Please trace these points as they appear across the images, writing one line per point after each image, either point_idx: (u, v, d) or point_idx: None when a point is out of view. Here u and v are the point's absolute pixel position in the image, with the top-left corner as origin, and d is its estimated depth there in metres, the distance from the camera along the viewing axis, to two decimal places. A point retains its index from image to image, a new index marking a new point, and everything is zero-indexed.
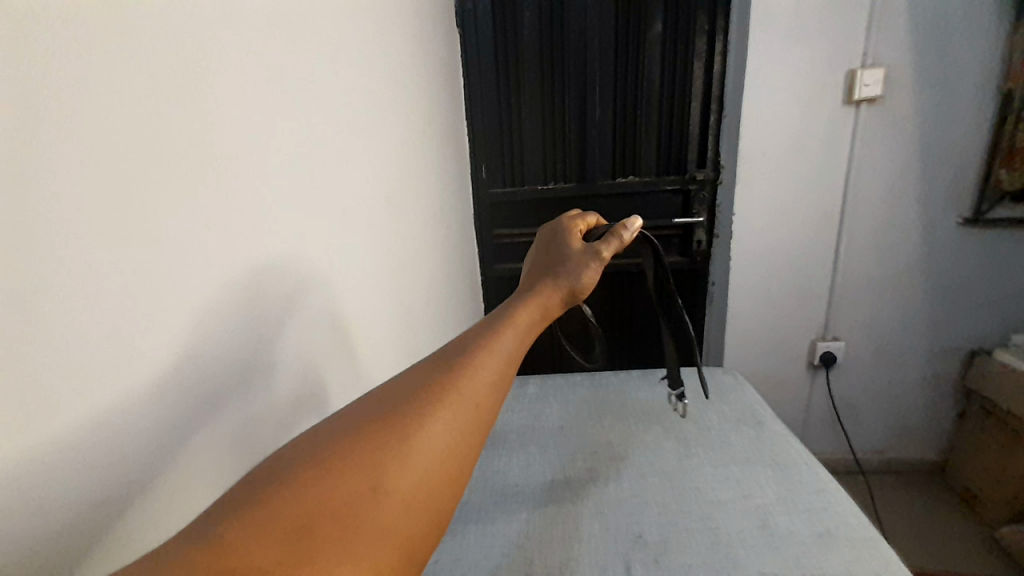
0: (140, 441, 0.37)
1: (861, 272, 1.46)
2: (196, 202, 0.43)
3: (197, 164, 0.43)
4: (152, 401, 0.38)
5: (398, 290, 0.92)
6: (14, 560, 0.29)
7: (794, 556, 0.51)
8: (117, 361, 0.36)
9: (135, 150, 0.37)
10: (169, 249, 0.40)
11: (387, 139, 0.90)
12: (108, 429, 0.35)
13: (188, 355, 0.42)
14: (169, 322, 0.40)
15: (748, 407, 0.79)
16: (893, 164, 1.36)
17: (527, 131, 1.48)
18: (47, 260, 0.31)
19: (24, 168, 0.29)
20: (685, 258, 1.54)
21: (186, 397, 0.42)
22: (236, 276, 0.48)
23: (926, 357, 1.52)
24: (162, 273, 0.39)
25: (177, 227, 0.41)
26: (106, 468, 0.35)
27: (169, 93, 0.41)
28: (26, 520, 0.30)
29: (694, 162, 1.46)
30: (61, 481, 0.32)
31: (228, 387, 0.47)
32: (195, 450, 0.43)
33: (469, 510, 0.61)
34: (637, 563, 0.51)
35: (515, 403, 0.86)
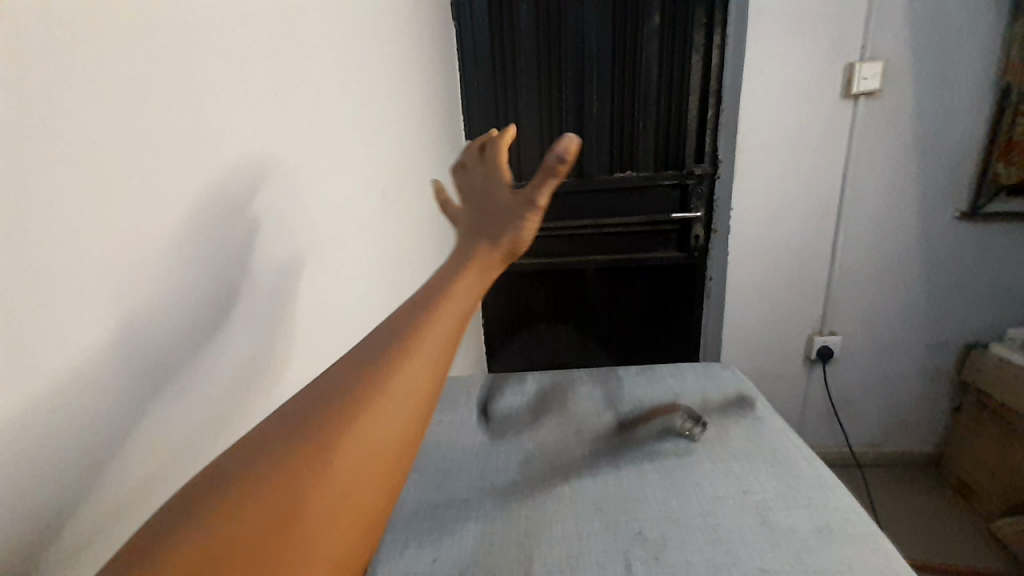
0: (79, 445, 0.36)
1: (859, 267, 1.46)
2: (146, 198, 0.41)
3: (145, 157, 0.41)
4: (109, 396, 0.38)
5: (391, 281, 0.95)
6: None
7: (795, 552, 0.51)
8: (48, 365, 0.34)
9: (69, 140, 0.35)
10: (111, 249, 0.38)
11: (377, 133, 0.90)
12: (66, 421, 0.35)
13: (137, 355, 0.40)
14: (106, 323, 0.38)
15: (748, 403, 0.78)
16: (890, 158, 1.36)
17: (524, 125, 1.47)
18: None
19: None
20: (682, 253, 1.56)
21: (134, 396, 0.40)
22: (201, 273, 0.47)
23: (923, 350, 1.52)
24: (99, 273, 0.37)
25: (122, 224, 0.39)
26: (41, 474, 0.33)
27: (117, 88, 0.39)
28: None
29: (691, 157, 1.46)
30: (14, 474, 0.31)
31: (182, 384, 0.45)
32: (153, 455, 0.42)
33: (468, 508, 0.60)
34: (637, 561, 0.51)
35: (512, 400, 0.85)
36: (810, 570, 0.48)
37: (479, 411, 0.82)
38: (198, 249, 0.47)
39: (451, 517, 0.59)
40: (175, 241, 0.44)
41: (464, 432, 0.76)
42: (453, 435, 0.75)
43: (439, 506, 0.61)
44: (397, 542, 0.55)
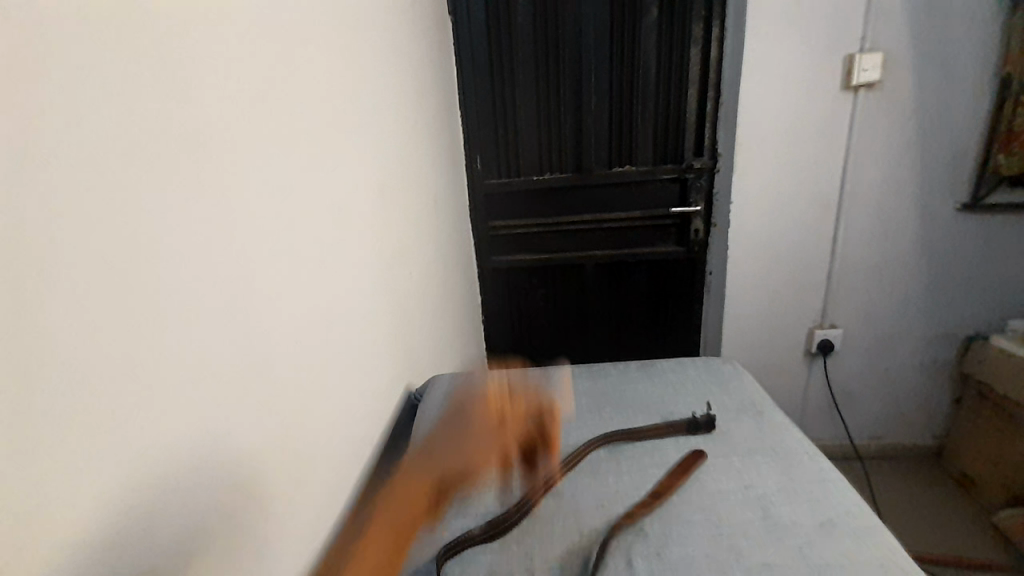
0: (151, 456, 0.33)
1: (859, 260, 1.45)
2: (198, 191, 0.39)
3: (197, 146, 0.39)
4: (200, 390, 0.38)
5: (399, 287, 0.89)
6: (93, 545, 0.29)
7: (797, 547, 0.50)
8: (122, 372, 0.31)
9: (141, 134, 0.34)
10: (170, 245, 0.36)
11: (382, 129, 0.87)
12: (169, 414, 0.35)
13: (210, 354, 0.40)
14: (197, 317, 0.38)
15: (748, 397, 0.78)
16: (890, 150, 1.35)
17: (522, 120, 1.46)
18: (96, 253, 0.30)
19: (89, 162, 0.30)
20: (682, 247, 1.56)
21: (205, 398, 0.39)
22: (244, 270, 0.45)
23: (924, 343, 1.52)
24: (162, 271, 0.35)
25: (179, 219, 0.37)
26: (130, 482, 0.32)
27: (167, 72, 0.36)
28: (100, 509, 0.30)
29: (690, 151, 1.46)
30: (129, 468, 0.32)
31: (251, 378, 0.46)
32: (234, 447, 0.43)
33: (468, 507, 0.60)
34: (638, 557, 0.51)
35: (511, 397, 0.85)
36: (812, 565, 0.48)
37: (478, 408, 0.81)
38: (241, 244, 0.44)
39: (450, 516, 0.59)
40: (224, 236, 0.42)
41: (464, 429, 0.76)
42: (452, 433, 0.75)
43: (439, 504, 0.60)
44: (396, 541, 0.55)
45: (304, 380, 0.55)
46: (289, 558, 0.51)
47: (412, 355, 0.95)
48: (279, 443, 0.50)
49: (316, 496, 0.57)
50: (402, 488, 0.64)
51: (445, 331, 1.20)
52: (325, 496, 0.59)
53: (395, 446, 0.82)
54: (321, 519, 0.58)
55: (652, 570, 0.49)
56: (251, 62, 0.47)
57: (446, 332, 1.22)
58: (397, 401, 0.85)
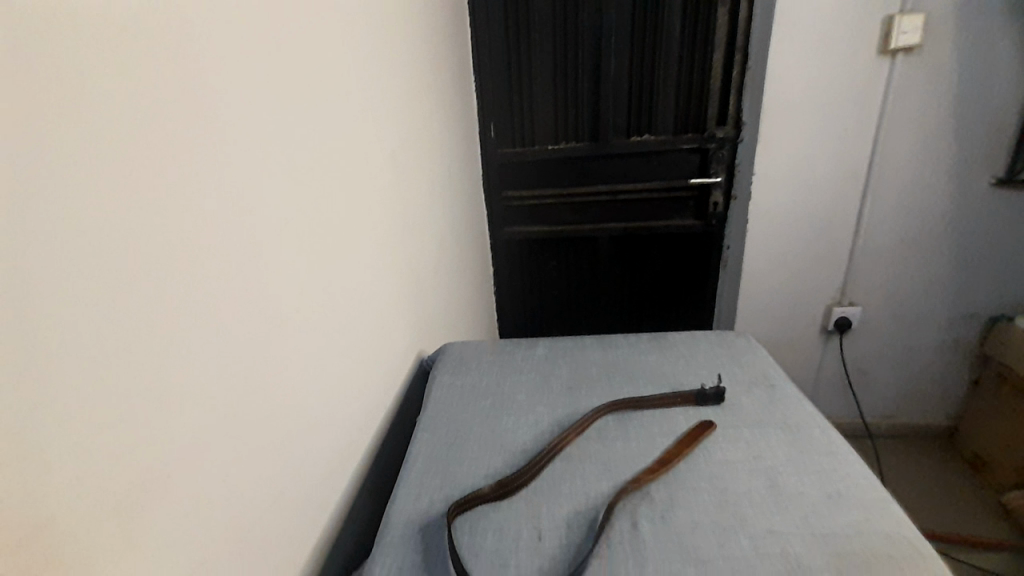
0: (150, 415, 0.33)
1: (884, 237, 1.41)
2: (192, 148, 0.37)
3: (188, 100, 0.37)
4: (211, 354, 0.39)
5: (410, 256, 0.88)
6: (118, 499, 0.31)
7: (803, 515, 0.51)
8: (111, 333, 0.31)
9: (142, 100, 0.33)
10: (164, 205, 0.35)
11: (397, 92, 0.85)
12: (182, 377, 0.36)
13: (222, 319, 0.41)
14: (207, 284, 0.39)
15: (760, 370, 0.77)
16: (925, 120, 1.28)
17: (538, 86, 1.41)
18: (101, 220, 0.30)
19: (90, 131, 0.29)
20: (699, 221, 1.50)
21: (216, 360, 0.40)
22: (246, 232, 0.44)
23: (945, 323, 1.48)
24: (157, 232, 0.34)
25: (173, 177, 0.36)
26: (146, 440, 0.33)
27: (151, 20, 0.34)
28: (119, 465, 0.31)
29: (713, 119, 1.38)
30: (145, 428, 0.33)
31: (262, 343, 0.46)
32: (246, 408, 0.44)
33: (478, 466, 0.62)
34: (643, 520, 0.52)
35: (522, 363, 0.85)
36: (817, 534, 0.49)
37: (489, 375, 0.82)
38: (242, 204, 0.43)
39: (461, 475, 0.60)
40: (229, 201, 0.42)
41: (474, 394, 0.77)
42: (463, 397, 0.76)
43: (450, 464, 0.62)
44: (409, 497, 0.58)
45: (316, 340, 0.56)
46: (302, 507, 0.53)
47: (425, 321, 0.96)
48: (291, 400, 0.51)
49: (329, 452, 0.59)
50: (415, 448, 0.65)
51: (457, 299, 1.20)
52: (339, 454, 0.62)
53: (408, 408, 0.85)
54: (334, 474, 0.60)
55: (656, 531, 0.51)
56: (254, 17, 0.45)
57: (459, 302, 1.23)
58: (409, 366, 0.87)
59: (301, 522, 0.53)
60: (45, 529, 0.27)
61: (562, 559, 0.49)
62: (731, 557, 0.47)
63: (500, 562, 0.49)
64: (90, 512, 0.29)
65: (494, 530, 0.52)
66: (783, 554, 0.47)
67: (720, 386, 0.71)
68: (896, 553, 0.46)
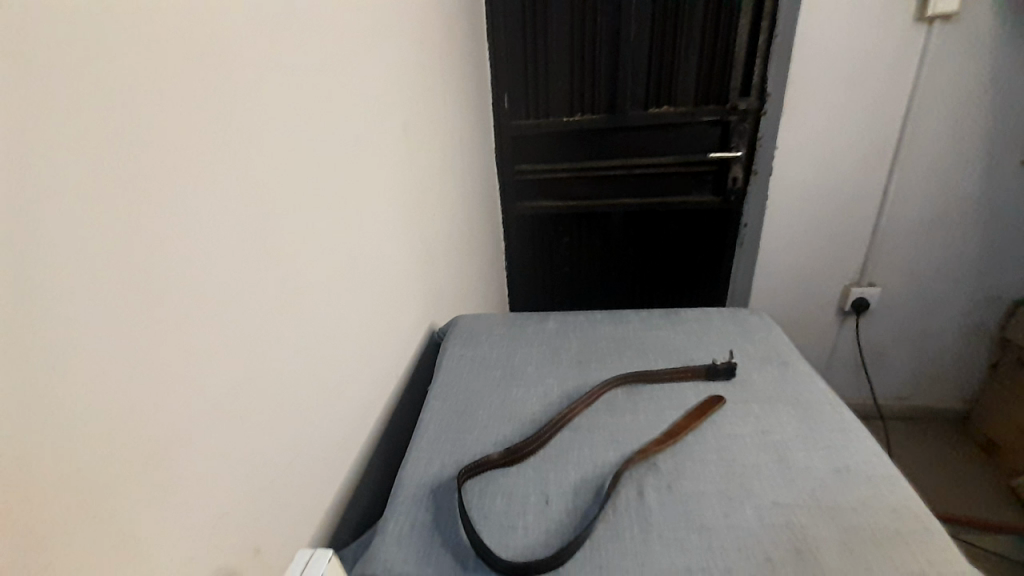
0: (155, 371, 0.35)
1: (909, 216, 1.36)
2: (191, 110, 0.37)
3: (181, 58, 0.37)
4: (219, 317, 0.41)
5: (421, 228, 0.88)
6: (132, 453, 0.33)
7: (810, 489, 0.51)
8: (112, 291, 0.31)
9: (141, 67, 0.33)
10: (163, 167, 0.35)
11: (407, 58, 0.83)
12: (191, 340, 0.38)
13: (229, 284, 0.42)
14: (212, 250, 0.40)
15: (773, 347, 0.77)
16: (960, 93, 1.22)
17: (553, 55, 1.37)
18: (105, 188, 0.31)
19: (90, 99, 0.30)
20: (718, 197, 1.47)
21: (224, 324, 0.41)
22: (249, 198, 0.44)
23: (966, 305, 1.44)
24: (161, 198, 0.35)
25: (172, 138, 0.36)
26: (157, 399, 0.35)
27: None
28: (132, 422, 0.33)
29: (736, 90, 1.33)
30: (155, 388, 0.35)
31: (270, 308, 0.47)
32: (255, 371, 0.45)
33: (487, 433, 0.63)
34: (649, 488, 0.53)
35: (532, 336, 0.86)
36: (822, 506, 0.49)
37: (499, 348, 0.82)
38: (245, 169, 0.43)
39: (470, 442, 0.62)
40: (233, 168, 0.42)
41: (485, 365, 0.78)
42: (474, 368, 0.77)
43: (461, 431, 0.64)
44: (421, 461, 0.59)
45: (326, 307, 0.57)
46: (316, 467, 0.55)
47: (436, 293, 0.96)
48: (302, 365, 0.53)
49: (342, 417, 0.61)
50: (426, 414, 0.67)
51: (469, 272, 1.21)
52: (352, 419, 0.64)
53: (420, 378, 0.86)
54: (347, 437, 0.62)
55: (662, 500, 0.52)
56: None
57: (471, 276, 1.23)
58: (421, 337, 0.88)
59: (315, 481, 0.55)
60: (63, 471, 0.28)
61: (568, 523, 0.50)
62: (735, 526, 0.48)
63: (509, 524, 0.50)
64: (106, 464, 0.31)
65: (502, 494, 0.54)
66: (788, 525, 0.47)
67: (731, 361, 0.70)
68: (902, 527, 0.47)
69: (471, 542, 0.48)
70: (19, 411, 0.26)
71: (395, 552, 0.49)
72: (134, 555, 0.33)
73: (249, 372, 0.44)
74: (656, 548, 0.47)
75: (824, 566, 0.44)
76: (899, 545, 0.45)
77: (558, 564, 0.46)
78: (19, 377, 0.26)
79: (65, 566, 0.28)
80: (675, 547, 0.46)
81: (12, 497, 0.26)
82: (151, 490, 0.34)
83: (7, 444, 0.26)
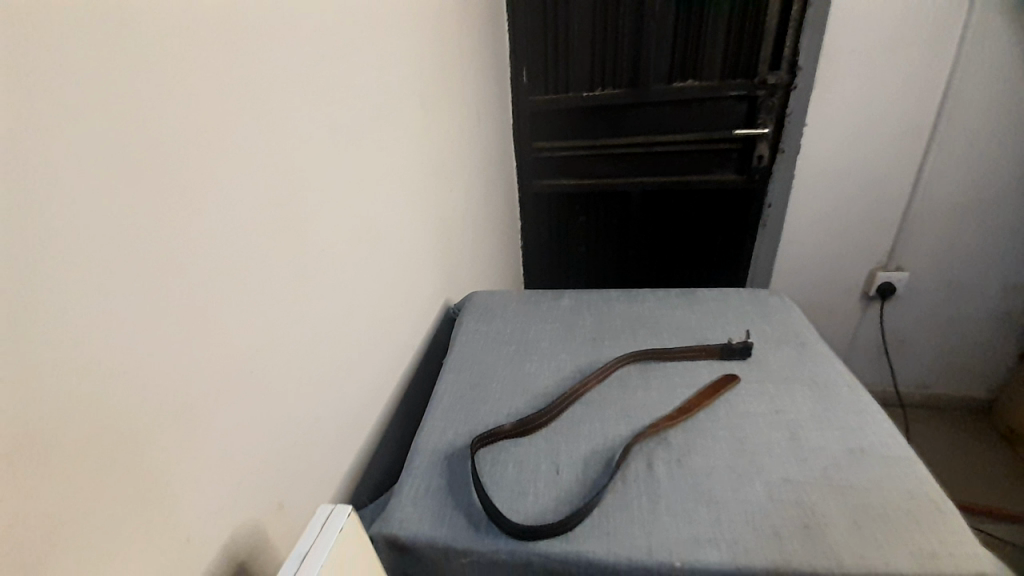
0: (180, 331, 0.36)
1: (943, 198, 1.31)
2: (215, 80, 0.38)
3: (205, 30, 0.37)
4: (242, 286, 0.42)
5: (438, 203, 0.89)
6: (166, 409, 0.35)
7: (822, 468, 0.51)
8: (137, 251, 0.32)
9: (167, 38, 0.34)
10: (179, 128, 0.35)
11: (426, 32, 0.82)
12: (218, 306, 0.39)
13: (251, 253, 0.43)
14: (236, 220, 0.41)
15: (791, 328, 0.76)
16: (1003, 69, 1.16)
17: (574, 26, 1.32)
18: (136, 156, 0.32)
19: (119, 69, 0.31)
20: (741, 176, 1.42)
21: (248, 292, 0.43)
22: (273, 170, 0.45)
23: (999, 293, 1.39)
24: (189, 168, 0.36)
25: (188, 99, 0.36)
26: (188, 360, 0.37)
27: None
28: (165, 381, 0.35)
29: (765, 62, 1.27)
30: (186, 349, 0.37)
31: (291, 278, 0.49)
32: (279, 339, 0.47)
33: (501, 405, 0.64)
34: (659, 461, 0.54)
35: (546, 313, 0.86)
36: (834, 485, 0.49)
37: (513, 324, 0.83)
38: (263, 135, 0.44)
39: (484, 413, 0.63)
40: (256, 142, 0.43)
41: (499, 340, 0.79)
42: (487, 342, 0.78)
43: (475, 402, 0.65)
44: (436, 429, 0.61)
45: (345, 280, 0.59)
46: (336, 432, 0.58)
47: (452, 269, 0.97)
48: (323, 332, 0.54)
49: (361, 386, 0.63)
50: (441, 386, 0.68)
51: (484, 250, 1.21)
52: (371, 388, 0.66)
53: (435, 351, 0.88)
54: (366, 405, 0.65)
55: (671, 473, 0.52)
56: None
57: (486, 254, 1.23)
58: (435, 312, 0.89)
59: (335, 445, 0.58)
60: (95, 420, 0.30)
61: (578, 492, 0.51)
62: (744, 500, 0.48)
63: (520, 491, 0.52)
64: (142, 418, 0.33)
65: (513, 462, 0.55)
66: (798, 501, 0.48)
67: (747, 341, 0.70)
68: (914, 508, 0.46)
69: (483, 506, 0.50)
70: (53, 363, 0.28)
71: (410, 513, 0.51)
72: (164, 501, 0.35)
73: (272, 335, 0.46)
74: (663, 519, 0.48)
75: (832, 542, 0.44)
76: (910, 526, 0.45)
77: (567, 530, 0.47)
78: (55, 329, 0.28)
79: (101, 506, 0.31)
80: (683, 519, 0.47)
81: (54, 442, 0.28)
82: (182, 443, 0.36)
83: (51, 394, 0.28)
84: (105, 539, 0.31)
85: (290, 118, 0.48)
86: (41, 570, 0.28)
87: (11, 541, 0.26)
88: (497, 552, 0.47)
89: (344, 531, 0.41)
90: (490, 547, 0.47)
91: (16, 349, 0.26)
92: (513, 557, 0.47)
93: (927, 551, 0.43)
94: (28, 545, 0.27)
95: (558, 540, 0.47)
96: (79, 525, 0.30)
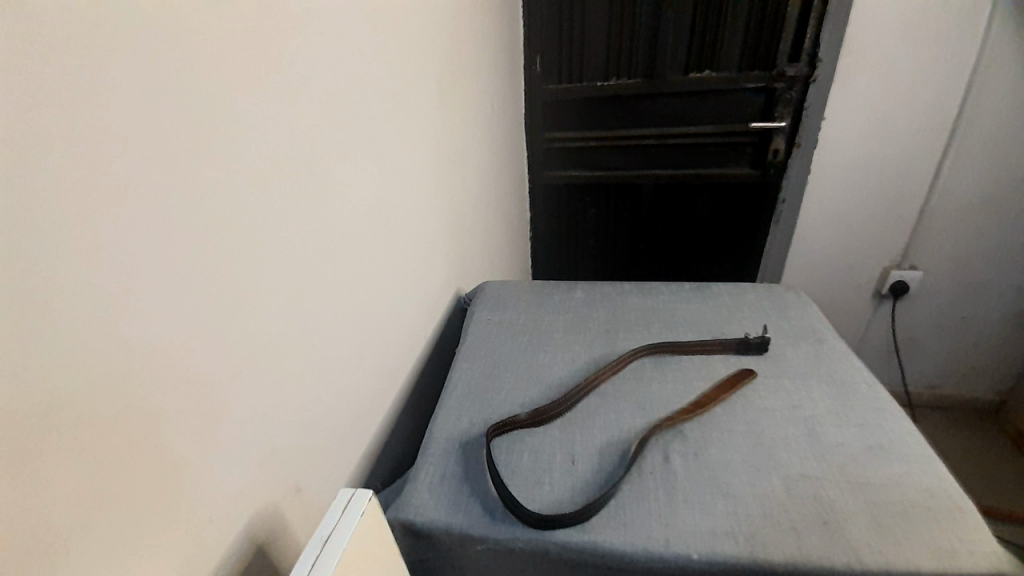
0: (200, 316, 0.36)
1: (961, 195, 1.28)
2: (235, 68, 0.38)
3: (226, 19, 0.37)
4: (261, 273, 0.42)
5: (451, 190, 0.88)
6: (192, 393, 0.36)
7: (841, 464, 0.51)
8: (153, 232, 0.32)
9: (191, 24, 0.34)
10: (198, 111, 0.35)
11: (442, 20, 0.81)
12: (234, 293, 0.39)
13: (267, 241, 0.43)
14: (253, 206, 0.41)
15: (808, 325, 0.75)
16: None
17: (591, 15, 1.30)
18: (160, 142, 0.32)
19: (140, 55, 0.30)
20: (755, 170, 1.39)
21: (264, 279, 0.43)
22: (290, 159, 0.45)
23: (1013, 294, 1.37)
24: (208, 155, 0.36)
25: (204, 75, 0.35)
26: (209, 344, 0.37)
27: None
28: (190, 367, 0.35)
29: (785, 54, 1.23)
30: (208, 336, 0.37)
31: (306, 267, 0.48)
32: (295, 325, 0.47)
33: (516, 395, 0.64)
34: (675, 453, 0.54)
35: (560, 304, 0.85)
36: (851, 481, 0.49)
37: (527, 314, 0.82)
38: (280, 118, 0.43)
39: (498, 403, 0.63)
40: (275, 132, 0.43)
41: (513, 330, 0.79)
42: (500, 333, 0.78)
43: (490, 392, 0.65)
44: (449, 418, 0.61)
45: (360, 271, 0.59)
46: (352, 418, 0.58)
47: (465, 258, 0.98)
48: (339, 321, 0.55)
49: (375, 374, 0.63)
50: (455, 374, 0.69)
51: (496, 239, 1.20)
52: (385, 377, 0.66)
53: (448, 340, 0.88)
54: (380, 392, 0.65)
55: (688, 466, 0.52)
56: None
57: (498, 243, 1.23)
58: (448, 300, 0.89)
59: (351, 432, 0.58)
60: (122, 404, 0.30)
61: (594, 483, 0.51)
62: (761, 494, 0.49)
63: (535, 480, 0.52)
64: (162, 402, 0.33)
65: (529, 453, 0.55)
66: (816, 497, 0.48)
67: (764, 337, 0.69)
68: (933, 505, 0.46)
69: (498, 494, 0.50)
70: (72, 347, 0.27)
71: (426, 501, 0.51)
72: (181, 484, 0.35)
73: (288, 319, 0.46)
74: (680, 511, 0.48)
75: (851, 537, 0.44)
76: (928, 522, 0.45)
77: (583, 520, 0.47)
78: (83, 313, 0.28)
79: (127, 490, 0.31)
80: (700, 511, 0.47)
81: (81, 424, 0.28)
82: (204, 427, 0.37)
83: (79, 379, 0.28)
84: (124, 520, 0.31)
85: (306, 100, 0.47)
86: (68, 553, 0.28)
87: (41, 523, 0.26)
88: (513, 539, 0.47)
89: (364, 515, 0.41)
90: (506, 536, 0.47)
91: (44, 335, 0.26)
92: (529, 545, 0.47)
93: (948, 548, 0.43)
94: (57, 530, 0.27)
95: (573, 530, 0.47)
96: (100, 506, 0.30)
